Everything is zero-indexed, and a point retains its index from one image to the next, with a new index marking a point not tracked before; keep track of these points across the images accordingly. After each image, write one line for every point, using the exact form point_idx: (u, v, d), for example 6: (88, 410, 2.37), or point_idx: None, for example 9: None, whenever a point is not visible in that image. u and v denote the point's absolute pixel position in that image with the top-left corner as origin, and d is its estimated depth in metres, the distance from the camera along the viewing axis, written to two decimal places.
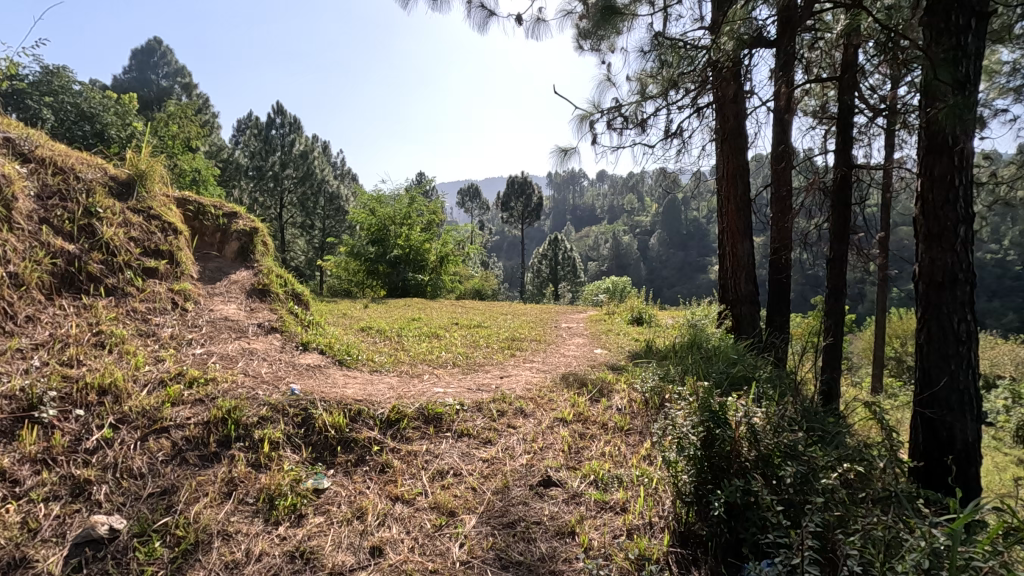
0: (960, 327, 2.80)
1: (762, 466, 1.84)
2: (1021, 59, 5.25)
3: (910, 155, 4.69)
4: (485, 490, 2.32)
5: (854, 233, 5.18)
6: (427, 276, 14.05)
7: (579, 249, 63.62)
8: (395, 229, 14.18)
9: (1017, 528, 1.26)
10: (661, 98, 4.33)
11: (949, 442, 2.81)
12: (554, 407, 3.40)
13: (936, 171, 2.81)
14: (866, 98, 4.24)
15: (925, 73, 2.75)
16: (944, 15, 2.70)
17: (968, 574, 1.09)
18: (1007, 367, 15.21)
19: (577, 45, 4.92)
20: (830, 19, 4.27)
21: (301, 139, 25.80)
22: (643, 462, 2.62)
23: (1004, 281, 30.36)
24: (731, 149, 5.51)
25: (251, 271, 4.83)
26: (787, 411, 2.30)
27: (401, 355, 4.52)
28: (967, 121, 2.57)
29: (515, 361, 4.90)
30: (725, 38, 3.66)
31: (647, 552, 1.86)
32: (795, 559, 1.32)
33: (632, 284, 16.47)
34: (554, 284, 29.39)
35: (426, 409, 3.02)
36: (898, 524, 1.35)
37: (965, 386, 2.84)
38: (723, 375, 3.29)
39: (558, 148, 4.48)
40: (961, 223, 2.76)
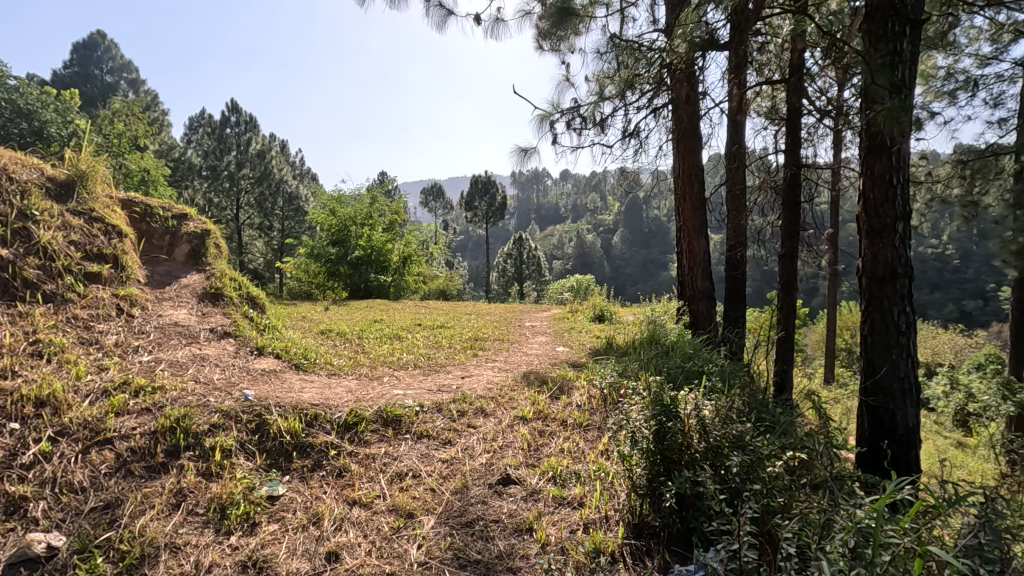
0: (900, 318, 2.96)
1: (711, 457, 1.91)
2: (954, 64, 5.60)
3: (854, 155, 4.90)
4: (444, 491, 2.33)
5: (804, 230, 5.39)
6: (389, 277, 13.90)
7: (544, 249, 63.99)
8: (356, 230, 13.98)
9: (938, 507, 1.34)
10: (619, 99, 4.41)
11: (892, 428, 2.97)
12: (514, 406, 3.42)
13: (876, 170, 2.96)
14: (813, 100, 4.41)
15: (865, 78, 2.88)
16: (882, 21, 2.84)
17: (890, 551, 1.16)
18: (946, 356, 16.17)
19: (537, 45, 4.93)
20: (780, 22, 4.42)
21: (257, 138, 25.13)
22: (601, 457, 2.67)
23: (943, 274, 32.34)
24: (687, 149, 5.64)
25: (203, 274, 4.68)
26: (736, 403, 2.39)
27: (361, 358, 4.46)
28: (904, 123, 2.71)
29: (476, 360, 4.91)
30: (679, 41, 3.74)
31: (601, 545, 1.90)
32: (735, 545, 1.37)
33: (596, 282, 16.67)
34: (520, 283, 29.39)
35: (385, 411, 3.00)
36: (831, 508, 1.42)
37: (905, 374, 3.00)
38: (678, 370, 3.37)
39: (518, 147, 4.49)
40: (900, 220, 2.91)
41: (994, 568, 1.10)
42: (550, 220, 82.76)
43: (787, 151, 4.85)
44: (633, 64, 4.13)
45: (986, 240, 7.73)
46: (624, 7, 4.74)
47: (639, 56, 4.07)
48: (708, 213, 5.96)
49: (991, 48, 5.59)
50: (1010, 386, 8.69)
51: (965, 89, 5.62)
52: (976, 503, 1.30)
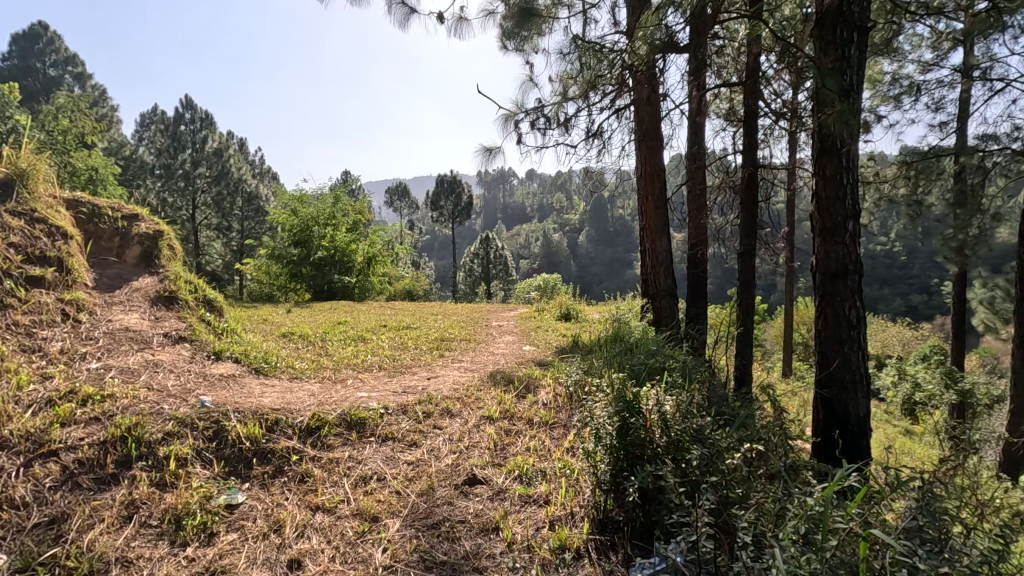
0: (851, 313, 3.08)
1: (673, 451, 1.95)
2: (899, 70, 5.89)
3: (808, 155, 5.08)
4: (410, 493, 2.30)
5: (762, 228, 5.56)
6: (354, 278, 13.67)
7: (511, 248, 64.08)
8: (318, 230, 13.71)
9: (882, 493, 1.40)
10: (582, 99, 4.46)
11: (845, 418, 3.10)
12: (480, 405, 3.42)
13: (828, 170, 3.07)
14: (769, 103, 4.55)
15: (816, 82, 3.00)
16: (831, 28, 2.95)
17: (837, 535, 1.21)
18: (895, 348, 16.96)
19: (501, 45, 4.93)
20: (737, 26, 4.55)
21: (214, 136, 24.37)
22: (567, 454, 2.69)
23: (891, 270, 33.90)
24: (649, 149, 5.74)
25: (156, 277, 4.50)
26: (696, 398, 2.45)
27: (324, 361, 4.37)
28: (853, 125, 2.82)
29: (443, 361, 4.89)
30: (640, 43, 3.79)
31: (566, 542, 1.93)
32: (694, 536, 1.41)
33: (562, 282, 16.77)
34: (487, 282, 29.29)
35: (349, 415, 2.95)
36: (785, 496, 1.48)
37: (857, 366, 3.13)
38: (641, 366, 3.43)
39: (482, 147, 4.49)
40: (850, 218, 3.04)
41: (932, 548, 1.16)
42: (517, 220, 82.98)
43: (745, 152, 4.99)
44: (596, 65, 4.18)
45: (930, 237, 8.15)
46: (586, 9, 4.79)
47: (602, 57, 4.12)
48: (670, 212, 6.08)
49: (932, 55, 5.90)
50: (953, 375, 9.17)
51: (909, 94, 5.90)
52: (917, 487, 1.37)
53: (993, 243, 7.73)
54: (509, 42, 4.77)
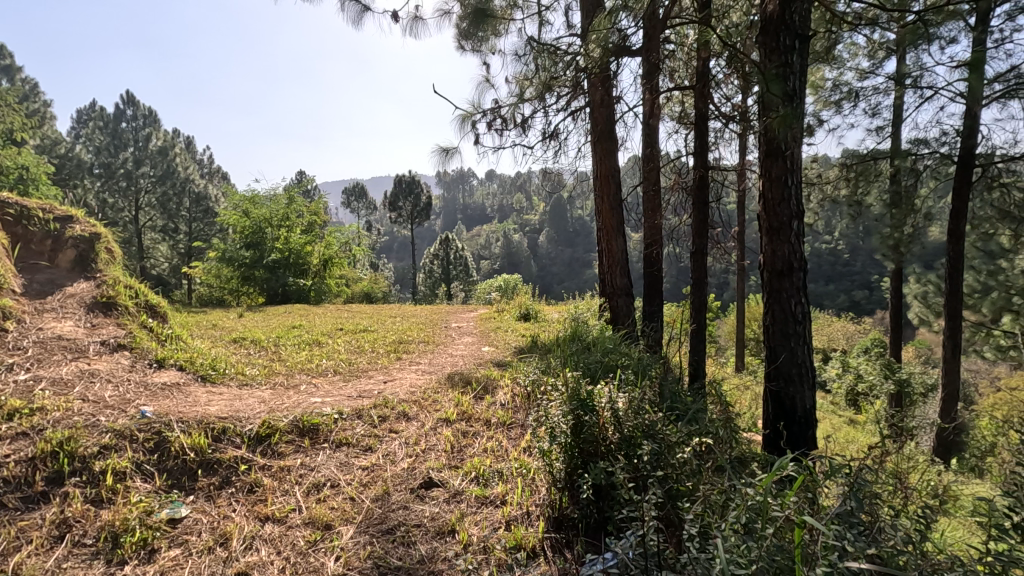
0: (796, 309, 3.22)
1: (625, 447, 2.00)
2: (839, 77, 6.20)
3: (755, 157, 5.24)
4: (365, 499, 2.26)
5: (714, 228, 5.71)
6: (309, 281, 13.31)
7: (471, 250, 63.83)
8: (271, 232, 13.31)
9: (817, 481, 1.46)
10: (538, 101, 4.48)
11: (792, 410, 3.23)
12: (437, 408, 3.40)
13: (773, 172, 3.19)
14: (718, 106, 4.68)
15: (761, 86, 3.11)
16: (775, 35, 3.06)
17: (774, 524, 1.26)
18: (840, 341, 17.80)
19: (458, 45, 4.88)
20: (688, 30, 4.68)
21: (157, 134, 23.35)
22: (523, 454, 2.71)
23: (836, 267, 35.58)
24: (604, 151, 5.83)
25: (93, 282, 4.27)
26: (649, 394, 2.50)
27: (276, 366, 4.24)
28: (796, 129, 2.94)
29: (400, 364, 4.82)
30: (594, 46, 3.84)
31: (523, 542, 1.94)
32: (642, 530, 1.43)
33: (522, 282, 16.81)
34: (447, 284, 29.02)
35: (301, 421, 2.87)
36: (730, 487, 1.52)
37: (802, 360, 3.26)
38: (597, 365, 3.49)
39: (439, 147, 4.45)
40: (794, 218, 3.17)
41: (861, 530, 1.22)
42: (477, 220, 82.82)
43: (696, 154, 5.12)
44: (551, 67, 4.21)
45: (869, 236, 8.60)
46: (542, 11, 4.83)
47: (557, 59, 4.16)
48: (626, 213, 6.18)
49: (869, 62, 6.22)
50: (891, 366, 9.71)
51: (849, 99, 6.21)
52: (846, 474, 1.45)
53: (926, 242, 8.24)
54: (466, 42, 4.72)
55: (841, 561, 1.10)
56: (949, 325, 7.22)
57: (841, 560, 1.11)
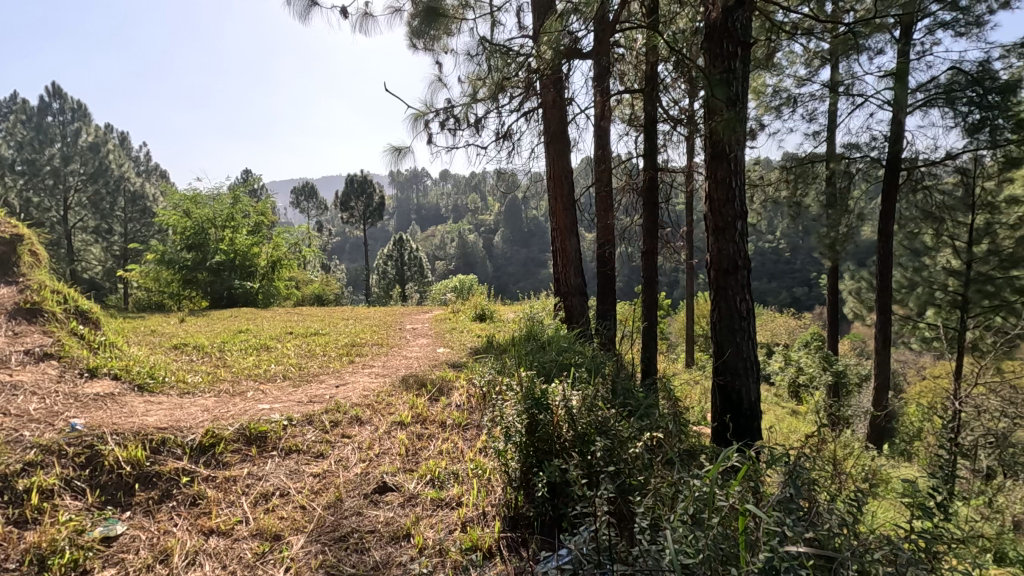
0: (741, 305, 3.35)
1: (579, 444, 2.03)
2: (779, 83, 6.49)
3: (702, 159, 5.41)
4: (315, 507, 2.20)
5: (663, 228, 5.86)
6: (256, 284, 12.84)
7: (426, 250, 63.19)
8: (215, 233, 12.75)
9: (760, 471, 1.53)
10: (491, 101, 4.47)
11: (738, 403, 3.36)
12: (392, 411, 3.35)
13: (718, 174, 3.31)
14: (666, 110, 4.80)
15: (707, 91, 3.22)
16: (719, 42, 3.17)
17: (720, 514, 1.31)
18: (783, 336, 18.64)
19: (410, 44, 4.81)
20: (637, 34, 4.78)
21: (88, 129, 21.96)
22: (479, 454, 2.70)
23: (778, 265, 37.29)
24: (557, 152, 5.89)
25: (14, 287, 3.96)
26: (602, 392, 2.54)
27: (220, 373, 4.06)
28: (739, 134, 3.06)
29: (353, 367, 4.72)
30: (546, 47, 3.87)
31: (479, 542, 1.94)
32: (594, 525, 1.45)
33: (478, 282, 16.76)
34: (402, 285, 28.56)
35: (248, 429, 2.77)
36: (679, 479, 1.57)
37: (747, 354, 3.40)
38: (552, 364, 3.52)
39: (392, 146, 4.39)
40: (738, 218, 3.30)
41: (799, 515, 1.28)
42: (431, 221, 82.07)
43: (646, 156, 5.24)
44: (504, 67, 4.21)
45: (807, 236, 9.05)
46: (493, 12, 4.82)
47: (509, 60, 4.16)
48: (579, 213, 6.26)
49: (806, 70, 6.54)
50: (829, 358, 10.24)
51: (788, 105, 6.51)
52: (786, 461, 1.52)
53: (859, 240, 8.73)
54: (418, 41, 4.67)
55: (781, 545, 1.15)
56: (880, 318, 7.68)
57: (781, 545, 1.16)
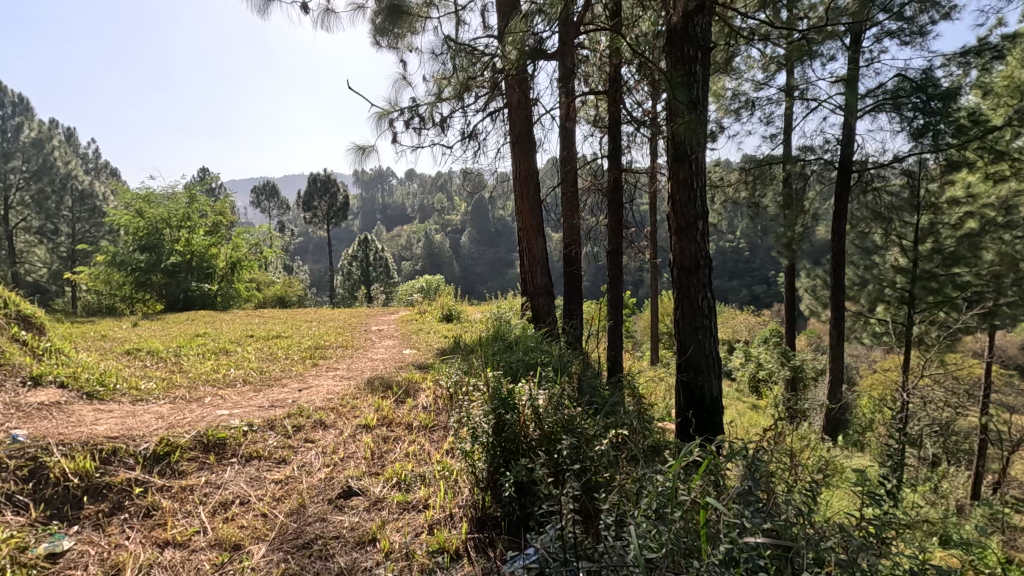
0: (703, 303, 3.43)
1: (545, 443, 2.04)
2: (738, 87, 6.67)
3: (665, 160, 5.51)
4: (277, 514, 2.14)
5: (628, 228, 5.95)
6: (215, 286, 12.43)
7: (392, 251, 62.44)
8: (170, 233, 12.27)
9: (721, 464, 1.57)
10: (456, 101, 4.45)
11: (701, 399, 3.44)
12: (357, 414, 3.30)
13: (680, 175, 3.38)
14: (630, 112, 4.87)
15: (668, 93, 3.28)
16: (680, 45, 3.24)
17: (681, 508, 1.33)
18: (743, 333, 19.20)
19: (374, 41, 4.73)
20: (601, 36, 4.84)
21: (31, 124, 20.80)
22: (446, 456, 2.68)
23: (738, 264, 38.39)
24: (522, 152, 5.90)
25: None
26: (568, 391, 2.55)
27: (176, 379, 3.91)
28: (699, 136, 3.13)
29: (316, 371, 4.62)
30: (511, 47, 3.87)
31: (446, 544, 1.93)
32: (560, 523, 1.46)
33: (444, 282, 16.68)
34: (367, 286, 28.15)
35: (206, 436, 2.68)
36: (643, 474, 1.59)
37: (709, 351, 3.48)
38: (518, 364, 3.53)
39: (354, 146, 4.28)
40: (700, 218, 3.38)
41: (757, 506, 1.32)
42: (397, 221, 81.14)
43: (610, 156, 5.31)
44: (469, 67, 4.22)
45: (765, 235, 9.34)
46: (458, 11, 4.79)
47: (475, 59, 4.15)
48: (545, 213, 6.29)
49: (764, 74, 6.74)
50: (787, 354, 10.60)
51: (746, 108, 6.71)
52: (744, 455, 1.57)
53: (814, 240, 9.06)
54: (382, 39, 4.60)
55: (741, 536, 1.19)
56: (834, 315, 7.98)
57: (740, 536, 1.19)
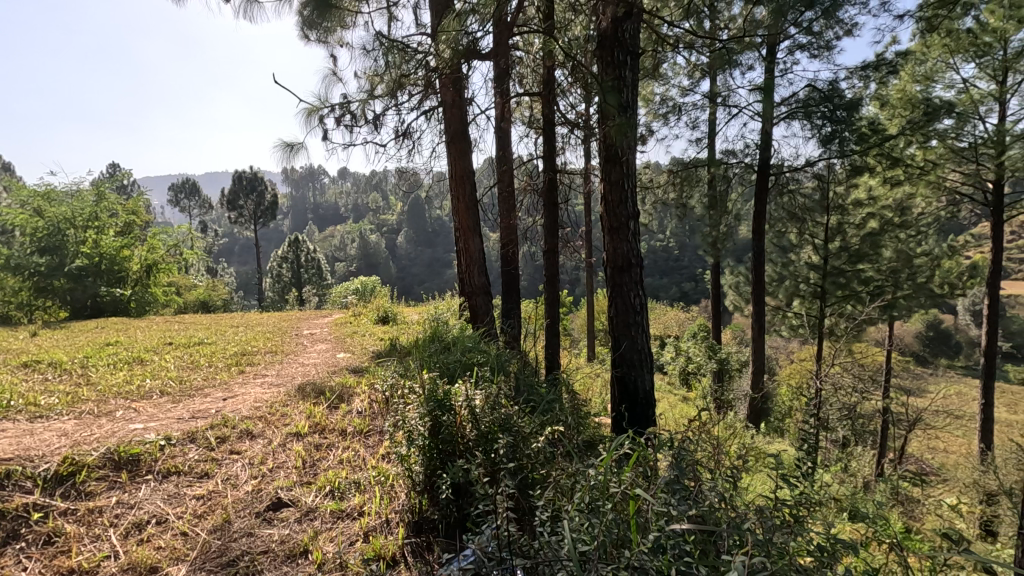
0: (635, 300, 3.54)
1: (481, 443, 2.04)
2: (666, 93, 6.94)
3: (597, 162, 5.62)
4: (199, 532, 2.02)
5: (564, 228, 6.04)
6: (128, 291, 11.52)
7: (325, 252, 60.42)
8: (75, 234, 11.25)
9: (650, 455, 1.63)
10: (389, 98, 4.34)
11: (634, 393, 3.56)
12: (287, 422, 3.16)
13: (612, 176, 3.47)
14: (564, 114, 4.94)
15: (599, 97, 3.37)
16: (610, 50, 3.32)
17: (612, 502, 1.37)
18: (674, 328, 20.04)
19: (302, 35, 4.54)
20: (535, 38, 4.88)
21: None
22: (381, 461, 2.63)
23: (669, 263, 40.03)
24: (458, 151, 5.86)
25: None
26: (505, 391, 2.57)
27: (83, 393, 3.59)
28: (630, 138, 3.23)
29: (243, 378, 4.39)
30: (445, 46, 3.83)
31: (382, 551, 1.89)
32: (496, 523, 1.45)
33: (381, 284, 16.32)
34: (299, 288, 27.08)
35: (117, 452, 2.49)
36: (576, 470, 1.63)
37: (641, 347, 3.60)
38: (455, 364, 3.51)
39: (282, 142, 4.10)
40: (630, 219, 3.49)
41: (684, 493, 1.38)
42: (330, 220, 78.55)
43: (546, 158, 5.36)
44: (402, 64, 4.13)
45: (693, 235, 9.78)
46: (391, 6, 4.69)
47: (408, 56, 4.07)
48: (481, 214, 6.26)
49: (689, 81, 7.06)
50: (714, 347, 11.16)
51: (673, 113, 7.00)
52: (670, 445, 1.65)
53: (736, 239, 9.57)
54: (311, 32, 4.43)
55: (668, 524, 1.24)
56: (756, 309, 8.46)
57: (668, 525, 1.24)
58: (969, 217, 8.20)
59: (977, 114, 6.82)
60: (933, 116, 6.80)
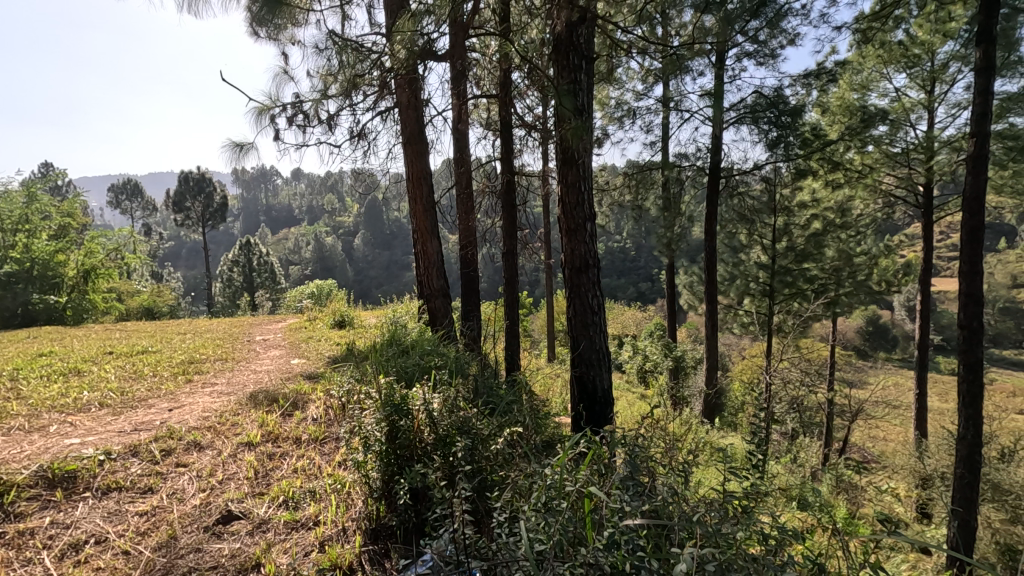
0: (593, 301, 3.59)
1: (439, 446, 2.04)
2: (620, 97, 7.08)
3: (554, 164, 5.67)
4: (142, 550, 1.92)
5: (522, 229, 6.05)
6: (64, 297, 10.82)
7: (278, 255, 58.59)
8: (4, 237, 10.72)
9: (606, 452, 1.67)
10: (343, 99, 4.26)
11: (593, 392, 3.61)
12: (238, 432, 3.05)
13: (568, 178, 3.51)
14: (521, 116, 4.96)
15: (554, 100, 3.40)
16: (565, 54, 3.37)
17: (567, 501, 1.39)
18: (631, 327, 20.40)
19: (251, 31, 4.40)
20: (491, 40, 4.87)
21: None
22: (337, 469, 2.57)
23: (626, 262, 40.77)
24: (414, 153, 5.79)
25: None
26: (464, 393, 2.56)
27: (11, 407, 3.35)
28: (585, 141, 3.28)
29: (190, 388, 4.20)
30: (400, 46, 3.79)
31: (338, 560, 1.85)
32: (454, 525, 1.44)
33: (338, 287, 15.95)
34: (251, 293, 26.12)
35: (52, 470, 2.35)
36: (534, 470, 1.64)
37: (598, 347, 3.65)
38: (412, 368, 3.46)
39: (231, 142, 3.95)
40: (587, 220, 3.55)
41: (637, 488, 1.41)
42: (284, 223, 76.29)
43: (503, 159, 5.36)
44: (356, 64, 4.05)
45: (648, 236, 9.99)
46: (344, 5, 4.60)
47: (362, 56, 4.01)
48: (440, 216, 6.20)
49: (643, 86, 7.22)
50: (670, 345, 11.44)
51: (628, 116, 7.15)
52: (624, 442, 1.69)
53: (689, 240, 9.84)
54: (261, 29, 4.30)
55: (622, 520, 1.27)
56: (708, 308, 8.71)
57: (622, 520, 1.27)
58: (903, 218, 8.58)
59: (908, 121, 7.25)
60: (868, 123, 7.18)
